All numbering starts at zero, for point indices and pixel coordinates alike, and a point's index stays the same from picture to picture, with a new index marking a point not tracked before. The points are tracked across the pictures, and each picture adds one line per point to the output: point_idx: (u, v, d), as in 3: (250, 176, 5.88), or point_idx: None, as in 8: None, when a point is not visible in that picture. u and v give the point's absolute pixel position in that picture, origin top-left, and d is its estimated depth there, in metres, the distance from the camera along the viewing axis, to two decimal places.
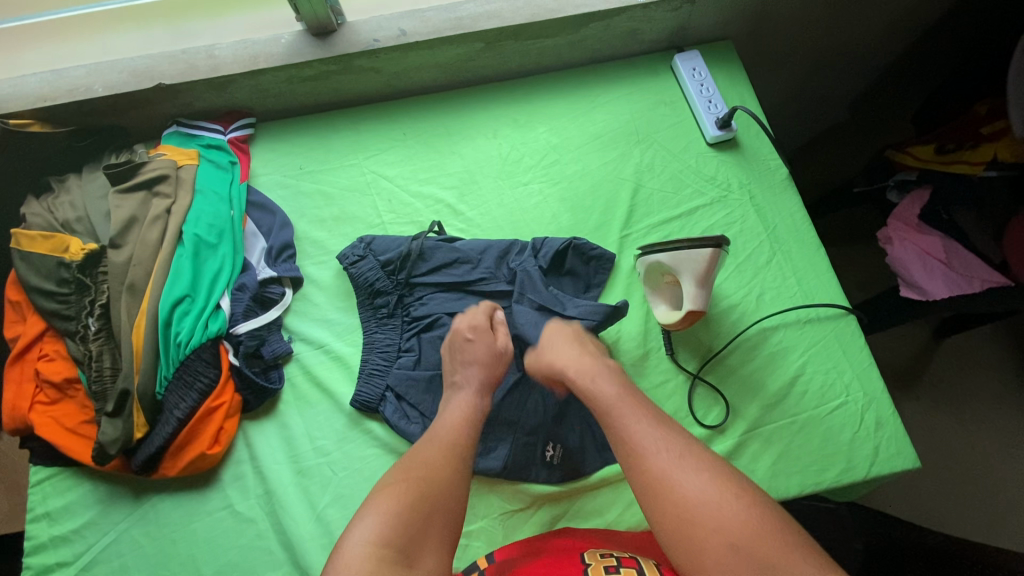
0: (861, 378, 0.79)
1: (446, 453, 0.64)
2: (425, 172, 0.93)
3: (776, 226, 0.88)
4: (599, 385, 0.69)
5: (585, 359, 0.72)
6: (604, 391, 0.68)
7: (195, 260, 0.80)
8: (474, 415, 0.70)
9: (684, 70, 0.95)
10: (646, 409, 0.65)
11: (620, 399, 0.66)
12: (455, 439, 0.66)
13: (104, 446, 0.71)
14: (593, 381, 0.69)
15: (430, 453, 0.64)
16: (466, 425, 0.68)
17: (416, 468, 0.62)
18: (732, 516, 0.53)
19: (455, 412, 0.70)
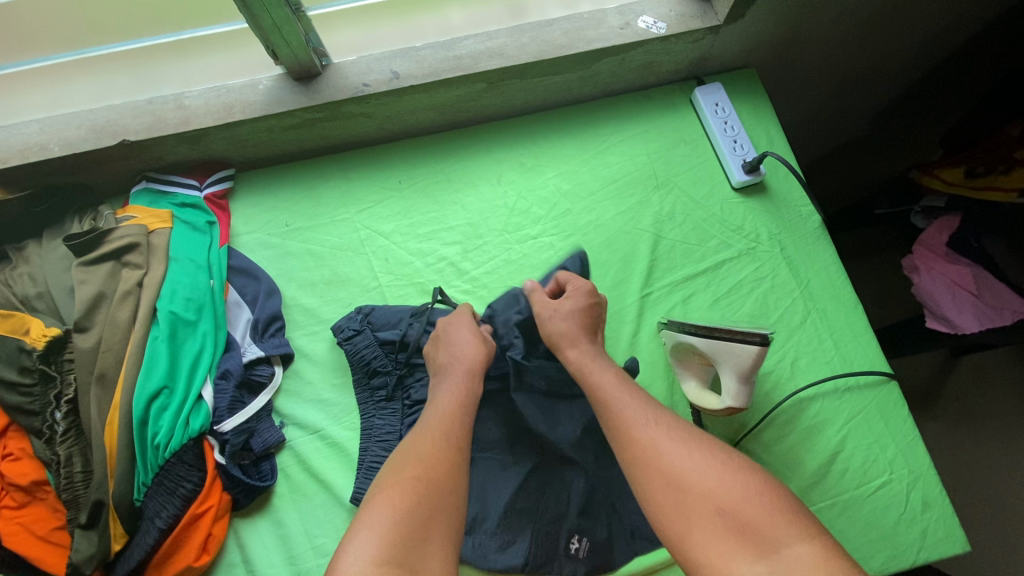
0: (906, 454, 0.73)
1: (438, 440, 0.58)
2: (425, 226, 0.84)
3: (808, 281, 0.81)
4: (590, 367, 0.64)
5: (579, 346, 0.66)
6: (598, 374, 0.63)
7: (172, 343, 0.72)
8: (465, 400, 0.64)
9: (706, 107, 0.86)
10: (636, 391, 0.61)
11: (613, 386, 0.61)
12: (446, 430, 0.60)
13: (78, 566, 0.64)
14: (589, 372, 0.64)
15: (422, 444, 0.58)
16: (459, 415, 0.62)
17: (409, 467, 0.55)
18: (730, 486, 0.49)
19: (447, 397, 0.64)
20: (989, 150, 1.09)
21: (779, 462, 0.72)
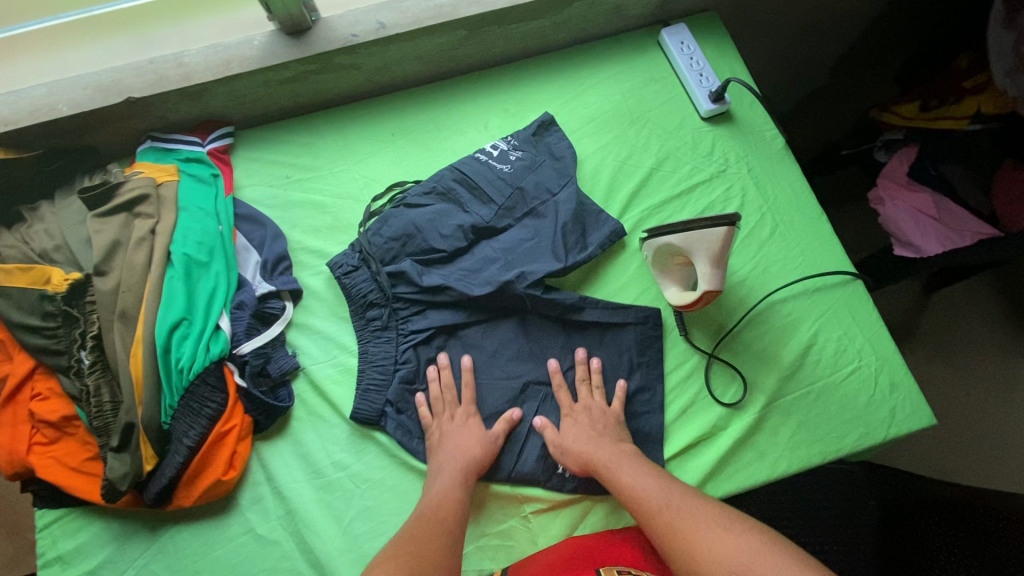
0: (873, 343, 0.80)
1: (437, 532, 0.62)
2: (418, 172, 0.89)
3: (775, 197, 0.87)
4: (605, 457, 0.71)
5: (597, 441, 0.72)
6: (612, 463, 0.70)
7: (188, 281, 0.76)
8: (461, 496, 0.68)
9: (673, 45, 0.93)
10: (647, 471, 0.69)
11: (630, 471, 0.69)
12: (443, 516, 0.65)
13: (114, 483, 0.68)
14: (607, 456, 0.71)
15: (419, 530, 0.62)
16: (455, 509, 0.66)
17: (405, 545, 0.60)
18: (739, 550, 0.56)
19: (444, 496, 0.67)
20: (942, 85, 1.17)
21: (756, 360, 0.79)
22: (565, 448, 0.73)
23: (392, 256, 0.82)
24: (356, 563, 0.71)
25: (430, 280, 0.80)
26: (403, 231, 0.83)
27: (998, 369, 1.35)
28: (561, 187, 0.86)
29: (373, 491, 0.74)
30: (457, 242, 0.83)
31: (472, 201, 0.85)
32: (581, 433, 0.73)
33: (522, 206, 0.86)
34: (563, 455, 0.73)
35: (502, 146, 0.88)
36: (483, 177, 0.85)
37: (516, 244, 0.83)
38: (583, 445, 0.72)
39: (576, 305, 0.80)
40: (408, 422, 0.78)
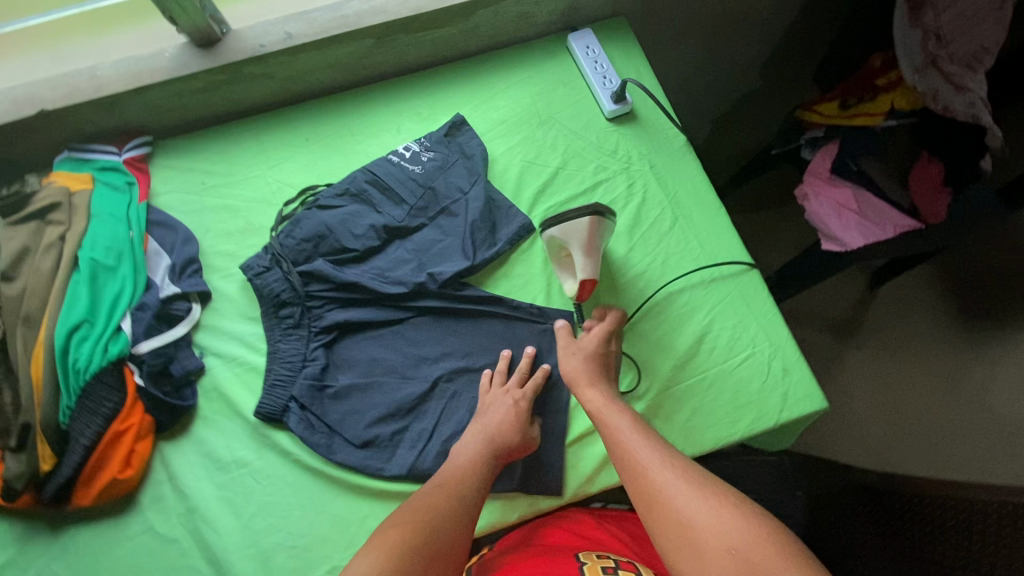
0: (767, 329, 0.82)
1: (448, 499, 0.65)
2: (330, 175, 0.91)
3: (677, 192, 0.90)
4: (609, 412, 0.69)
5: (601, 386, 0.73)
6: (611, 420, 0.68)
7: (92, 285, 0.78)
8: (485, 476, 0.69)
9: (578, 49, 0.96)
10: (648, 432, 0.66)
11: (625, 429, 0.67)
12: (459, 490, 0.66)
13: (9, 481, 0.69)
14: (606, 406, 0.70)
15: (430, 497, 0.65)
16: (473, 481, 0.68)
17: (415, 513, 0.63)
18: (733, 534, 0.53)
19: (462, 464, 0.70)
20: (858, 83, 1.21)
21: (651, 349, 0.81)
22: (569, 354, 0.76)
23: (306, 256, 0.84)
24: (253, 558, 0.72)
25: (341, 278, 0.82)
26: (315, 231, 0.84)
27: (937, 364, 1.36)
28: (471, 185, 0.89)
29: (274, 486, 0.75)
30: (369, 241, 0.85)
31: (384, 201, 0.87)
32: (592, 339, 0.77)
33: (435, 205, 0.88)
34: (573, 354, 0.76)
35: (415, 149, 0.91)
36: (395, 178, 0.88)
37: (427, 245, 0.86)
38: (591, 398, 0.71)
39: (490, 299, 0.84)
40: (313, 417, 0.78)
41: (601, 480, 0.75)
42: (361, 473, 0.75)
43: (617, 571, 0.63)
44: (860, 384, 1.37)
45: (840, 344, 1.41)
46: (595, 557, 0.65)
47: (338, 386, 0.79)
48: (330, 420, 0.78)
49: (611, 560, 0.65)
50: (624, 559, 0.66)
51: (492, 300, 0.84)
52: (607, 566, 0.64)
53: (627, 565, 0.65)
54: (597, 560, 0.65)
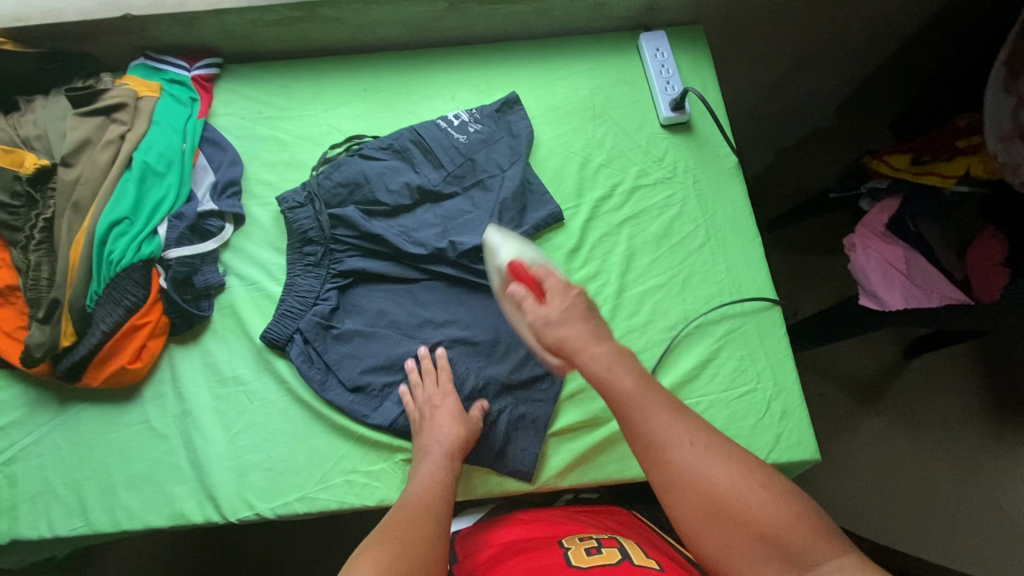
0: (775, 368, 0.81)
1: (423, 512, 0.61)
2: (378, 128, 0.93)
3: (715, 212, 0.88)
4: (617, 375, 0.56)
5: (593, 333, 0.58)
6: (620, 383, 0.56)
7: (140, 186, 0.82)
8: (448, 483, 0.69)
9: (647, 50, 0.95)
10: (659, 391, 0.56)
11: (640, 388, 0.56)
12: (432, 500, 0.64)
13: (30, 348, 0.74)
14: (610, 362, 0.57)
15: (407, 514, 0.60)
16: (443, 491, 0.67)
17: (394, 529, 0.57)
18: (771, 508, 0.50)
19: (431, 483, 0.67)
20: (937, 140, 1.14)
21: (653, 363, 0.80)
22: (543, 325, 0.60)
23: (339, 199, 0.86)
24: (232, 471, 0.76)
25: (367, 228, 0.84)
26: (353, 178, 0.86)
27: (951, 451, 1.31)
28: (511, 164, 0.89)
29: (264, 409, 0.79)
30: (401, 198, 0.87)
31: (424, 163, 0.88)
32: (561, 305, 0.60)
33: (471, 176, 0.89)
34: (543, 328, 0.59)
35: (464, 117, 0.91)
36: (438, 142, 0.89)
37: (455, 214, 0.87)
38: (575, 334, 0.59)
39: None
40: (314, 352, 0.81)
41: (572, 476, 0.77)
42: (346, 415, 0.78)
43: (600, 549, 0.61)
44: (868, 452, 1.31)
45: (858, 408, 1.35)
46: (576, 541, 0.64)
47: (343, 329, 0.82)
48: (329, 359, 0.80)
49: (592, 540, 0.64)
50: (605, 538, 0.65)
51: None
52: (590, 545, 0.62)
53: (608, 543, 0.64)
54: (580, 542, 0.63)
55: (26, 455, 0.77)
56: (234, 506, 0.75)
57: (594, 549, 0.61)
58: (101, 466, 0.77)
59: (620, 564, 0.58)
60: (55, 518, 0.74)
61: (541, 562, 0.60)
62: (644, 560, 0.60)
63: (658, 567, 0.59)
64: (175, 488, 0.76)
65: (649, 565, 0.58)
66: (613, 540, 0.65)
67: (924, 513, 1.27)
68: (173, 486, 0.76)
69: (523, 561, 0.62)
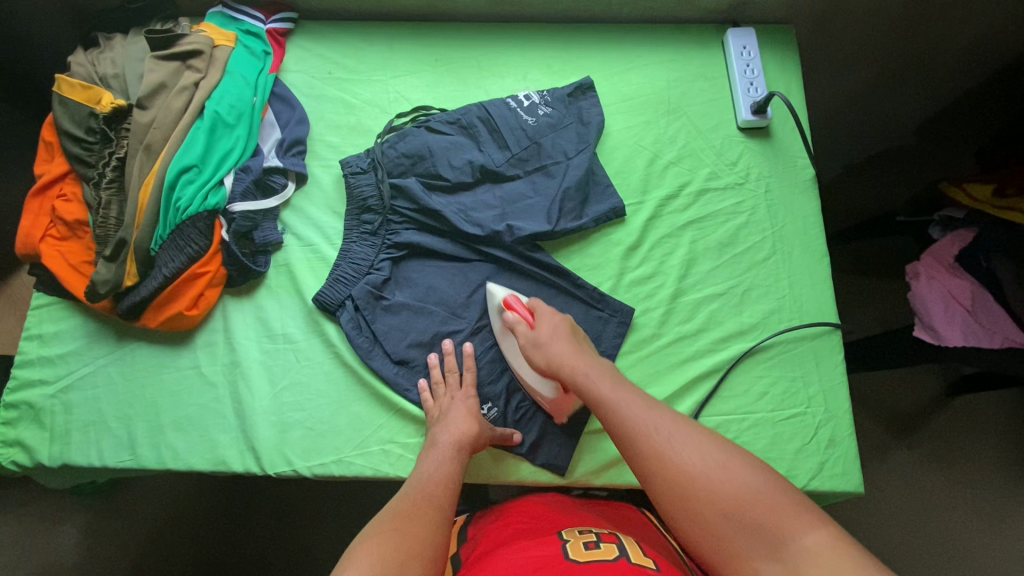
0: (827, 395, 0.78)
1: (423, 502, 0.60)
2: (447, 101, 0.92)
3: (784, 226, 0.85)
4: (592, 380, 0.66)
5: (575, 351, 0.70)
6: (596, 385, 0.65)
7: (210, 136, 0.83)
8: (455, 476, 0.66)
9: (733, 47, 0.90)
10: (631, 392, 0.64)
11: (615, 390, 0.64)
12: (435, 490, 0.62)
13: (96, 285, 0.76)
14: (588, 369, 0.67)
15: (407, 504, 0.59)
16: (449, 483, 0.65)
17: (391, 519, 0.56)
18: (739, 484, 0.52)
19: (437, 476, 0.65)
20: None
21: (702, 373, 0.79)
22: (535, 348, 0.72)
23: (401, 170, 0.85)
24: (274, 426, 0.78)
25: (426, 202, 0.83)
26: (417, 150, 0.85)
27: (986, 498, 1.27)
28: (577, 152, 0.86)
29: (310, 369, 0.80)
30: (463, 175, 0.85)
31: (489, 142, 0.87)
32: (556, 326, 0.73)
33: (536, 160, 0.87)
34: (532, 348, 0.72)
35: (535, 99, 0.88)
36: (506, 122, 0.87)
37: (516, 197, 0.85)
38: (557, 355, 0.70)
39: (559, 270, 0.83)
40: (363, 320, 0.82)
41: (606, 476, 0.77)
42: (389, 386, 0.79)
43: (599, 544, 0.57)
44: (896, 487, 1.28)
45: (893, 440, 1.31)
46: (577, 534, 0.59)
47: (393, 301, 0.82)
48: (376, 329, 0.81)
49: (592, 534, 0.60)
50: (607, 533, 0.61)
51: (559, 271, 0.83)
52: (589, 540, 0.58)
53: (609, 537, 0.59)
54: (578, 536, 0.59)
55: (82, 384, 0.80)
56: (273, 459, 0.77)
57: (592, 544, 0.56)
58: (151, 404, 0.79)
59: (616, 561, 0.53)
60: (105, 448, 0.77)
61: (531, 553, 0.56)
62: (643, 559, 0.54)
63: (657, 568, 0.53)
64: (218, 434, 0.78)
65: (648, 565, 0.53)
66: (615, 535, 0.60)
67: (948, 555, 1.24)
68: (216, 432, 0.78)
69: (514, 551, 0.58)
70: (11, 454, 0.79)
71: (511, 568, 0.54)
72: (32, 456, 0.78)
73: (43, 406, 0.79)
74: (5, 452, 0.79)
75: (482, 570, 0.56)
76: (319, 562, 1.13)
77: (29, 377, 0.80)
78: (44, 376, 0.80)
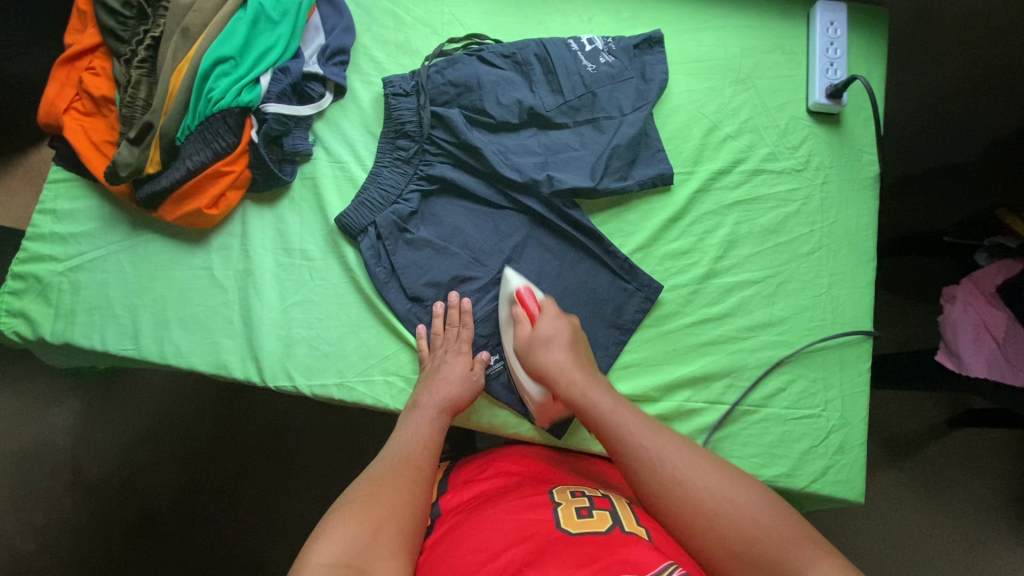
0: (845, 401, 0.76)
1: (405, 467, 0.59)
2: (503, 33, 0.86)
3: (835, 223, 0.80)
4: (592, 397, 0.64)
5: (572, 360, 0.69)
6: (597, 400, 0.64)
7: (251, 29, 0.78)
8: (437, 435, 0.66)
9: (820, 22, 0.83)
10: (628, 409, 0.62)
11: (614, 409, 0.62)
12: (416, 453, 0.62)
13: (116, 166, 0.73)
14: (586, 386, 0.66)
15: (387, 468, 0.59)
16: (433, 443, 0.64)
17: (367, 485, 0.57)
18: (742, 515, 0.50)
19: (419, 437, 0.64)
20: None
21: (721, 358, 0.76)
22: (532, 352, 0.70)
23: (445, 99, 0.80)
24: (279, 340, 0.76)
25: (467, 137, 0.79)
26: (465, 80, 0.80)
27: (967, 533, 1.26)
28: (634, 109, 0.81)
29: (322, 289, 0.78)
30: (510, 115, 0.80)
31: (542, 84, 0.81)
32: (558, 327, 0.71)
33: (588, 111, 0.81)
34: (530, 351, 0.70)
35: (598, 44, 0.83)
36: (564, 65, 0.81)
37: (560, 147, 0.81)
38: (554, 363, 0.68)
39: (592, 230, 0.79)
40: (383, 250, 0.79)
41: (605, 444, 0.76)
42: (400, 321, 0.77)
43: (591, 511, 0.56)
44: (879, 507, 1.28)
45: (885, 461, 1.30)
46: (570, 497, 0.59)
47: (417, 235, 0.79)
48: (395, 262, 0.78)
49: (586, 498, 0.59)
50: (600, 497, 0.60)
51: (592, 236, 0.79)
52: (582, 506, 0.57)
53: (602, 503, 0.58)
54: (571, 499, 0.59)
55: (91, 267, 0.78)
56: (273, 372, 0.76)
57: (585, 512, 0.55)
58: (159, 298, 0.78)
59: (610, 532, 0.52)
60: (108, 334, 0.76)
61: (525, 515, 0.55)
62: (637, 528, 0.54)
63: (649, 539, 0.52)
64: (223, 339, 0.77)
65: (642, 535, 0.52)
66: (609, 500, 0.60)
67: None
68: (220, 337, 0.77)
69: (506, 510, 0.57)
70: (14, 325, 0.78)
71: (506, 532, 0.53)
72: (36, 330, 0.77)
73: (50, 283, 0.78)
74: (7, 321, 0.78)
75: (472, 529, 0.55)
76: (303, 483, 1.15)
77: (38, 251, 0.79)
78: (54, 252, 0.79)
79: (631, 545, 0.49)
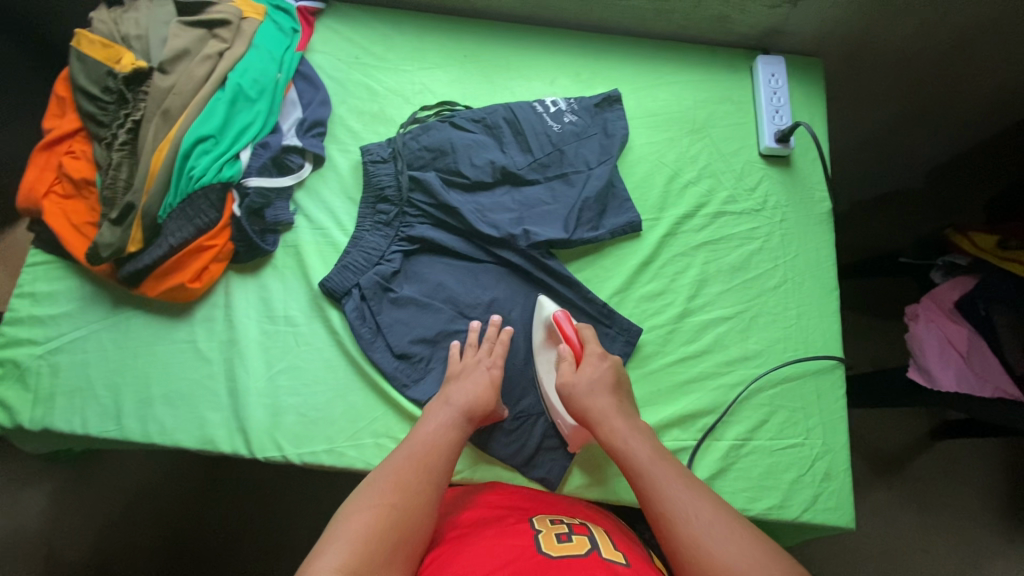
0: (826, 428, 0.79)
1: (421, 475, 0.60)
2: (472, 99, 0.91)
3: (796, 256, 0.85)
4: (631, 448, 0.64)
5: (616, 409, 0.68)
6: (637, 453, 0.63)
7: (230, 108, 0.80)
8: (455, 444, 0.66)
9: (762, 74, 0.91)
10: (669, 464, 0.61)
11: (654, 462, 0.62)
12: (432, 459, 0.63)
13: (98, 248, 0.74)
14: (628, 435, 0.65)
15: (409, 474, 0.59)
16: (449, 452, 0.65)
17: (386, 490, 0.57)
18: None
19: (438, 443, 0.65)
20: None
21: (704, 395, 0.79)
22: (573, 396, 0.70)
23: (421, 163, 0.84)
24: (267, 409, 0.76)
25: (445, 198, 0.82)
26: (439, 145, 0.84)
27: (963, 546, 1.27)
28: (600, 163, 0.86)
29: (309, 353, 0.79)
30: (484, 175, 0.84)
31: (512, 144, 0.86)
32: (602, 369, 0.72)
33: (557, 167, 0.86)
34: (574, 396, 0.70)
35: (561, 105, 0.88)
36: (532, 126, 0.86)
37: (534, 202, 0.85)
38: (598, 409, 0.68)
39: (568, 278, 0.81)
40: (368, 311, 0.80)
41: (600, 490, 0.76)
42: (388, 381, 0.77)
43: (571, 536, 0.56)
44: (875, 529, 1.28)
45: (875, 480, 1.32)
46: (549, 524, 0.59)
47: (400, 294, 0.81)
48: (381, 320, 0.79)
49: (564, 525, 0.59)
50: (578, 523, 0.60)
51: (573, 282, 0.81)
52: (561, 532, 0.57)
53: (580, 529, 0.58)
54: (551, 526, 0.58)
55: (71, 348, 0.78)
56: (261, 443, 0.75)
57: (564, 537, 0.55)
58: (141, 374, 0.77)
59: (588, 554, 0.52)
60: (89, 416, 0.75)
61: (505, 540, 0.55)
62: (614, 553, 0.54)
63: (626, 563, 0.53)
64: (208, 413, 0.76)
65: (619, 560, 0.52)
66: (586, 526, 0.60)
67: None
68: (205, 410, 0.76)
69: (486, 538, 0.56)
70: None
71: (486, 555, 0.52)
72: (13, 417, 0.75)
73: (28, 367, 0.77)
74: None
75: (452, 555, 0.55)
76: (293, 554, 1.11)
77: (16, 335, 0.78)
78: (32, 336, 0.78)
79: (608, 568, 0.50)
